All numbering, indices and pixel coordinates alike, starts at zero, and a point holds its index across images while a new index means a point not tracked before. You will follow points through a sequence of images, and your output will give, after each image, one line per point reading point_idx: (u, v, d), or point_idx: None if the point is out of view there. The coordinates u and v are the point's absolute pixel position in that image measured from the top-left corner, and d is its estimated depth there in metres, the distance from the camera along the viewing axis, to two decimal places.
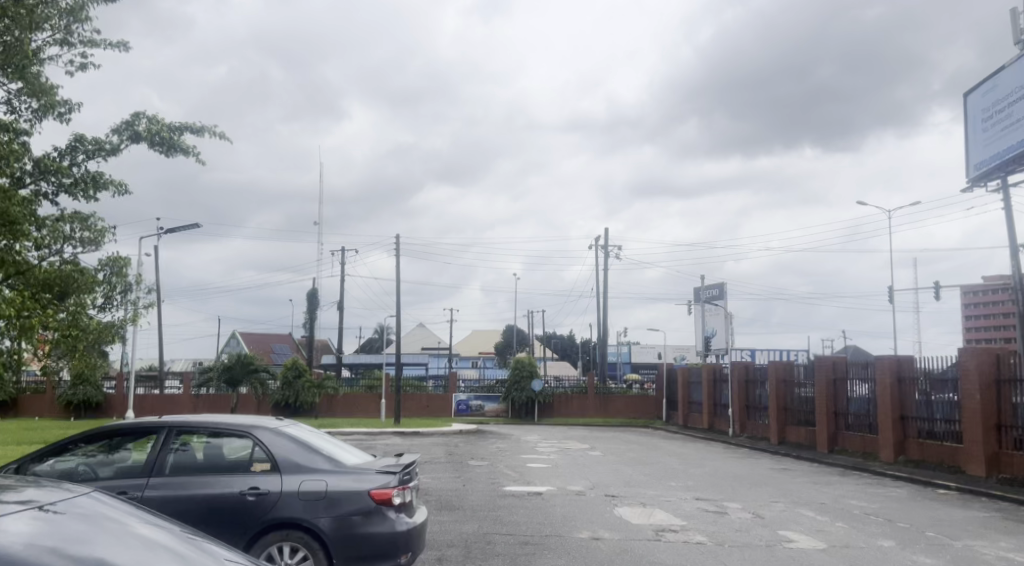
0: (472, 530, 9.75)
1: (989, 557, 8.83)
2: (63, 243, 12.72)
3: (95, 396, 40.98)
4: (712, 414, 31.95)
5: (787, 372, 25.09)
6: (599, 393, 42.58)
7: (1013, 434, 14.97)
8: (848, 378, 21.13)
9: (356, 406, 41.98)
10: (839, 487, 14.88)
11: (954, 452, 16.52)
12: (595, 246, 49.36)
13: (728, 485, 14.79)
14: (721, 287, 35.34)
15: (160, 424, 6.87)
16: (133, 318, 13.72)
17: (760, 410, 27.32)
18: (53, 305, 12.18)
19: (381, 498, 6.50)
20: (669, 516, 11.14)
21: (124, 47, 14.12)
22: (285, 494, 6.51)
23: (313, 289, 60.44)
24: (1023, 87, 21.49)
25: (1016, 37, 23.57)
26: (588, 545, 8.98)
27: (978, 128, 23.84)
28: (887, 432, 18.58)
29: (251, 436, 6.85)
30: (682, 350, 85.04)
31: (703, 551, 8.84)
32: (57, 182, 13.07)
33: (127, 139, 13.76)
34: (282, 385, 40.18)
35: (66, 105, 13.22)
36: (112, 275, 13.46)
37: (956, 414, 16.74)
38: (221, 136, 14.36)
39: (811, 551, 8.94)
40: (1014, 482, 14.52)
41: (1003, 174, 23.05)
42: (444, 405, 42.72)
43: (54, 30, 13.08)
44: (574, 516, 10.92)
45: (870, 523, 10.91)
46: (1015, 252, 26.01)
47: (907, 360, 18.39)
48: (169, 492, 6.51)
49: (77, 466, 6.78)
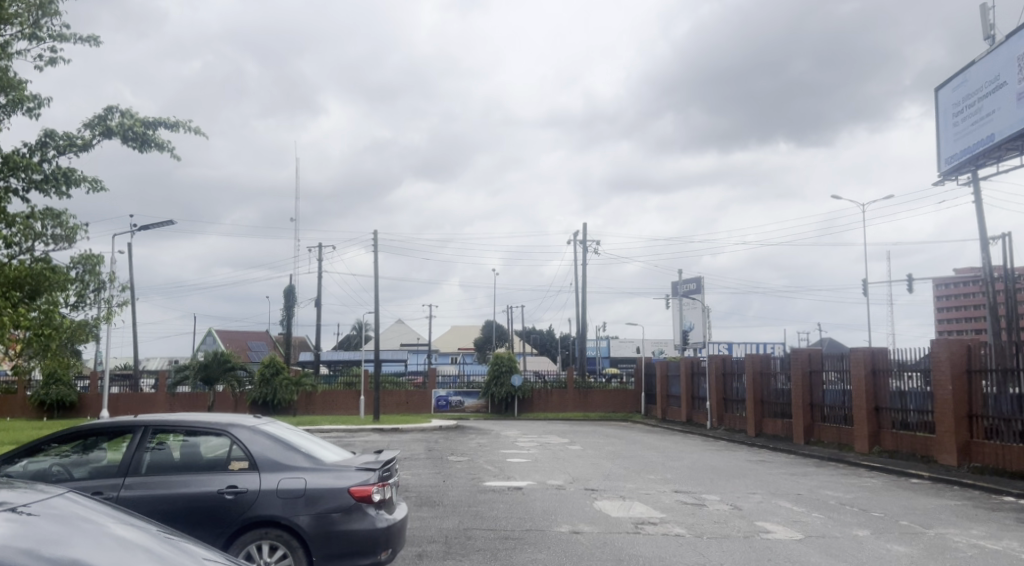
0: (453, 526, 9.75)
1: (962, 545, 8.96)
2: (33, 241, 12.57)
3: (69, 395, 40.60)
4: (690, 407, 32.19)
5: (764, 364, 25.33)
6: (579, 387, 42.71)
7: (984, 423, 15.24)
8: (823, 370, 21.37)
9: (335, 403, 41.77)
10: (814, 478, 15.06)
11: (927, 442, 16.77)
12: (573, 242, 47.74)
13: (706, 478, 14.92)
14: (699, 281, 35.53)
15: (135, 423, 6.81)
16: (107, 316, 13.59)
17: (738, 403, 27.55)
18: (25, 304, 12.00)
19: (360, 495, 6.48)
20: (648, 508, 11.23)
21: (95, 41, 13.95)
22: (264, 492, 6.47)
23: (291, 286, 59.94)
24: (991, 83, 21.79)
25: (985, 32, 23.90)
26: (568, 539, 9.03)
27: (949, 123, 24.19)
28: (862, 423, 18.82)
29: (228, 435, 6.81)
30: (661, 344, 85.51)
31: (681, 544, 8.90)
32: (27, 179, 12.87)
33: (98, 134, 13.56)
34: (259, 383, 39.98)
35: (36, 100, 13.01)
36: (85, 273, 13.29)
37: (927, 404, 16.99)
38: (196, 131, 14.24)
39: (788, 541, 9.04)
40: (985, 471, 14.78)
41: (974, 167, 23.38)
42: (423, 401, 42.45)
43: (22, 25, 12.82)
44: (554, 510, 10.95)
45: (845, 512, 11.06)
46: (986, 244, 26.49)
47: (881, 352, 18.62)
48: (145, 493, 6.45)
49: (50, 466, 6.70)
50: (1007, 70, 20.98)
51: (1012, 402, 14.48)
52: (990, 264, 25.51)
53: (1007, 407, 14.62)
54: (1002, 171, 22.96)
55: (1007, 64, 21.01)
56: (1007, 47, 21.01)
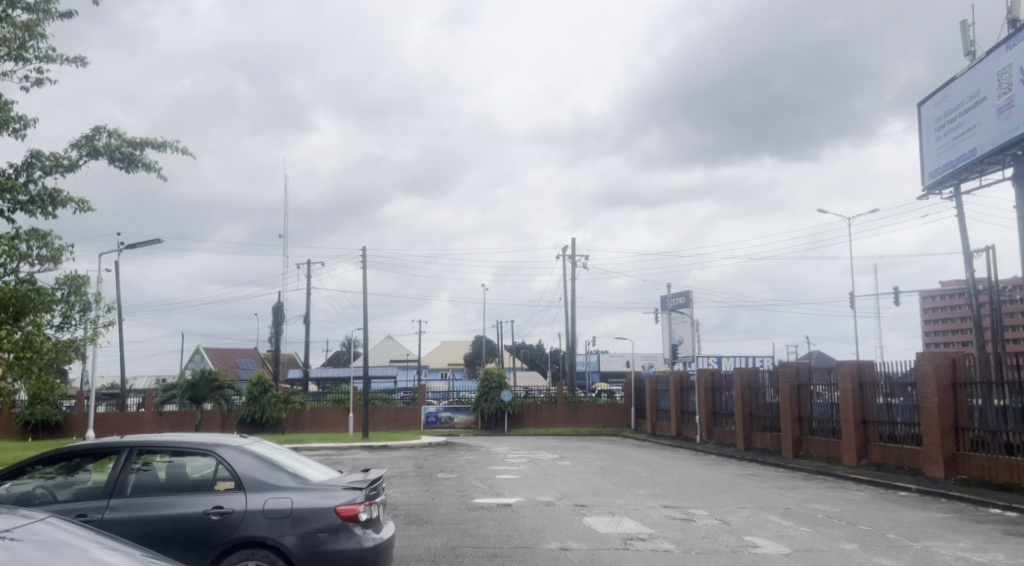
0: (441, 544, 9.73)
1: (947, 557, 9.00)
2: (18, 262, 12.51)
3: (54, 415, 40.32)
4: (679, 421, 32.27)
5: (752, 378, 25.47)
6: (569, 402, 42.72)
7: (969, 435, 15.33)
8: (811, 384, 21.50)
9: (322, 420, 41.51)
10: (803, 492, 15.10)
11: (914, 454, 16.87)
12: (562, 255, 48.19)
13: (696, 492, 14.96)
14: (688, 295, 35.77)
15: (120, 444, 6.77)
16: (93, 337, 13.54)
17: (727, 417, 27.64)
18: (8, 326, 11.93)
19: (347, 515, 6.45)
20: (637, 524, 11.25)
21: (82, 62, 13.97)
22: (250, 512, 6.45)
23: (280, 303, 59.69)
24: (972, 97, 22.02)
25: (964, 49, 24.24)
26: (557, 555, 9.04)
27: (932, 137, 24.44)
28: (850, 436, 18.91)
29: (214, 455, 6.77)
30: (650, 358, 86.19)
31: (669, 558, 8.94)
32: (13, 200, 12.83)
33: (85, 154, 13.56)
34: (247, 401, 39.79)
35: (21, 121, 12.99)
36: (70, 294, 13.22)
37: (914, 417, 17.07)
38: (184, 151, 14.26)
39: (775, 555, 9.08)
40: (971, 483, 14.88)
41: (957, 181, 23.64)
42: (412, 418, 42.33)
43: (8, 47, 12.79)
44: (543, 527, 10.93)
45: (832, 526, 11.11)
46: (970, 257, 26.81)
47: (868, 365, 18.76)
48: (130, 514, 6.43)
49: (34, 489, 6.65)
50: (988, 86, 21.22)
51: (997, 414, 14.57)
52: (974, 276, 25.81)
53: (992, 419, 14.72)
54: (985, 184, 23.19)
55: (987, 80, 21.27)
56: (987, 63, 21.29)
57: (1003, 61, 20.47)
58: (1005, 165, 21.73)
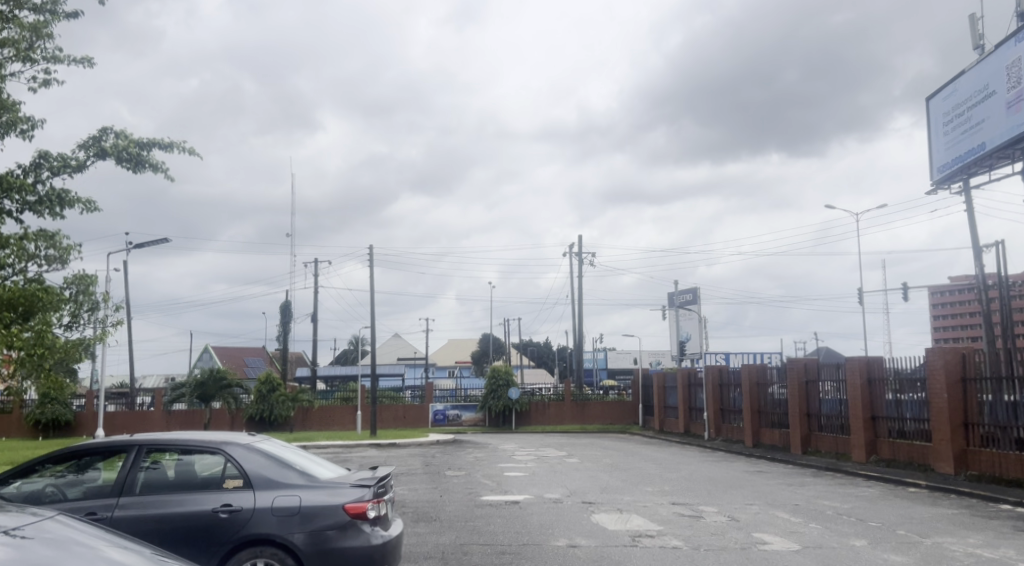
0: (449, 541, 9.73)
1: (958, 553, 8.95)
2: (26, 261, 12.56)
3: (64, 414, 40.61)
4: (687, 418, 32.18)
5: (760, 374, 25.41)
6: (576, 399, 42.72)
7: (980, 431, 15.25)
8: (819, 380, 21.41)
9: (331, 418, 41.56)
10: (812, 488, 15.05)
11: (923, 451, 16.78)
12: (571, 253, 48.18)
13: (704, 488, 14.94)
14: (696, 292, 35.67)
15: (129, 443, 6.79)
16: (101, 336, 13.58)
17: (735, 413, 27.57)
18: (17, 326, 11.92)
19: (355, 512, 6.46)
20: (644, 521, 11.22)
21: (89, 63, 14.00)
22: (258, 510, 6.46)
23: (286, 303, 59.72)
24: (982, 91, 21.87)
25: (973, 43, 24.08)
26: (565, 552, 9.02)
27: (940, 132, 24.32)
28: (859, 432, 18.85)
29: (222, 453, 6.79)
30: (658, 355, 86.15)
31: (678, 555, 8.94)
32: (21, 200, 12.88)
33: (93, 155, 13.60)
34: (256, 400, 39.98)
35: (29, 121, 13.03)
36: (78, 294, 13.27)
37: (923, 412, 17.00)
38: (191, 152, 14.28)
39: (784, 552, 9.04)
40: (982, 478, 14.79)
41: (966, 176, 23.50)
42: (420, 415, 42.40)
43: (15, 48, 12.83)
44: (551, 524, 10.93)
45: (841, 522, 11.05)
46: (979, 252, 26.66)
47: (876, 361, 18.67)
48: (140, 512, 6.45)
49: (44, 487, 6.67)
50: (996, 79, 21.09)
51: (1008, 410, 14.50)
52: (984, 271, 25.65)
53: (1003, 414, 14.64)
54: (994, 179, 23.03)
55: (996, 74, 21.12)
56: (997, 57, 21.13)
57: (1013, 54, 20.32)
58: (1014, 160, 21.57)
